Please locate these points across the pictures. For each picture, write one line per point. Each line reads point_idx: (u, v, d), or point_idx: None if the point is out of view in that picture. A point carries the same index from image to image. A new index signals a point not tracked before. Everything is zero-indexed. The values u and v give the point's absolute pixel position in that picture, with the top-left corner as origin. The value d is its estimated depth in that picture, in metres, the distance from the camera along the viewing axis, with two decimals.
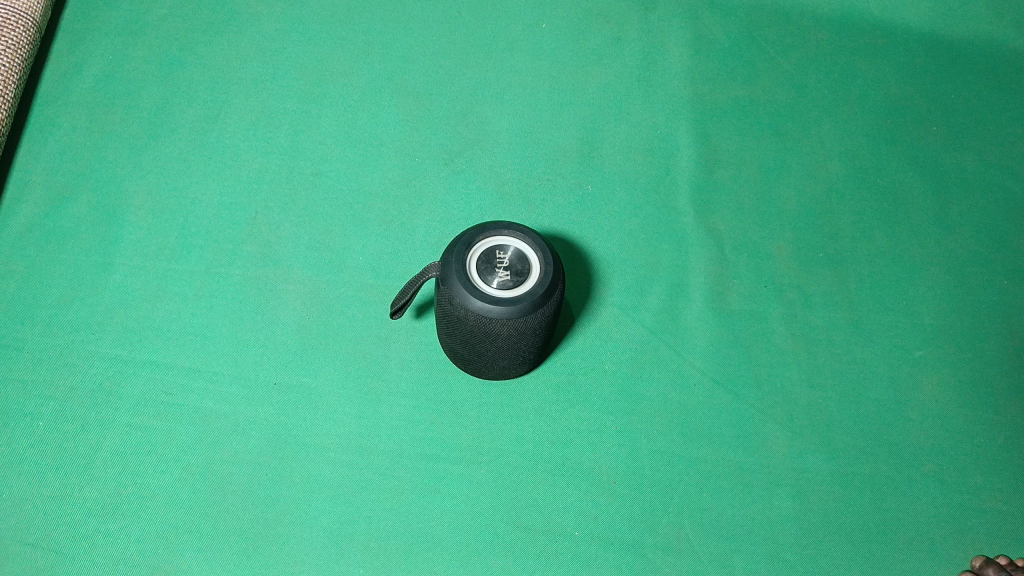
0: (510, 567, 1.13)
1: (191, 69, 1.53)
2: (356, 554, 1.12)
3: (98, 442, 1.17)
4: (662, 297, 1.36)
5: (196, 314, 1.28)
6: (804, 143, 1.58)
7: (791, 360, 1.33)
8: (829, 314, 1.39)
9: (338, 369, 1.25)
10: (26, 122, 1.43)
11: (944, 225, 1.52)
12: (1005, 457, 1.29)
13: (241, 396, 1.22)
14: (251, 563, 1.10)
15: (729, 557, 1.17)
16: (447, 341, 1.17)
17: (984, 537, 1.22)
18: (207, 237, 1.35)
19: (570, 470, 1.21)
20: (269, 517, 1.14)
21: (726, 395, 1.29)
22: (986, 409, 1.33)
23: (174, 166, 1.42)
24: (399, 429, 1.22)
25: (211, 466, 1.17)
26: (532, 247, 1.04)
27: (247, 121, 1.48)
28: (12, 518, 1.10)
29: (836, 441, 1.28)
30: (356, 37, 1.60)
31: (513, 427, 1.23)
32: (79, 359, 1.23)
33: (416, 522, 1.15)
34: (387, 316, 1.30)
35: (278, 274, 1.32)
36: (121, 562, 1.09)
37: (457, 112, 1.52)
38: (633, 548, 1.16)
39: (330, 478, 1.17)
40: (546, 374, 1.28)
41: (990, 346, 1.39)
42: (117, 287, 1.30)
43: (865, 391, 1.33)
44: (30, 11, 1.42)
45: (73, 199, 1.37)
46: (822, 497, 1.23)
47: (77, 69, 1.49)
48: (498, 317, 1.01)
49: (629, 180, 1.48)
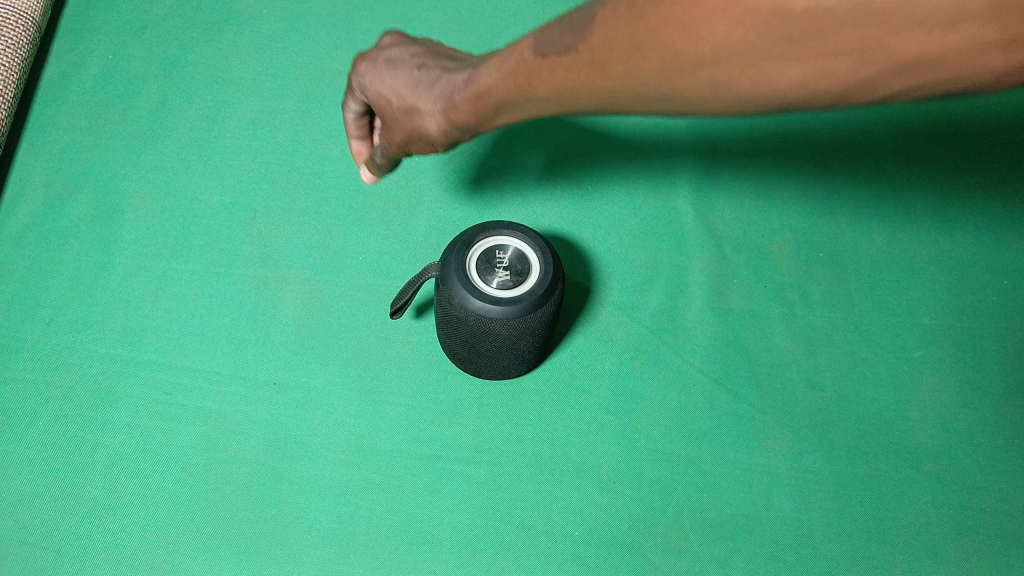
0: (509, 568, 1.13)
1: (190, 69, 1.53)
2: (355, 554, 1.12)
3: (98, 443, 1.17)
4: (661, 297, 1.36)
5: (196, 314, 1.28)
6: (805, 143, 1.57)
7: (790, 360, 1.33)
8: (829, 313, 1.38)
9: (338, 369, 1.25)
10: (26, 121, 1.43)
11: (945, 225, 1.51)
12: (1006, 456, 1.28)
13: (242, 395, 1.22)
14: (251, 562, 1.11)
15: (728, 558, 1.17)
16: (447, 341, 1.17)
17: (985, 537, 1.21)
18: (207, 236, 1.36)
19: (569, 471, 1.21)
20: (268, 516, 1.14)
21: (725, 396, 1.29)
22: (987, 410, 1.33)
23: (174, 166, 1.42)
24: (399, 429, 1.22)
25: (210, 467, 1.17)
26: (532, 246, 1.05)
27: (247, 121, 1.48)
28: (12, 518, 1.11)
29: (836, 441, 1.27)
30: (357, 37, 1.60)
31: (514, 426, 1.23)
32: (79, 358, 1.23)
33: (416, 522, 1.15)
34: (386, 316, 1.30)
35: (278, 274, 1.32)
36: (120, 562, 1.09)
37: None
38: (632, 547, 1.16)
39: (329, 479, 1.17)
40: (546, 375, 1.27)
41: (991, 346, 1.38)
42: (117, 286, 1.30)
43: (865, 392, 1.32)
44: (30, 11, 1.43)
45: (73, 200, 1.37)
46: (822, 497, 1.23)
47: (76, 70, 1.49)
48: (497, 316, 1.01)
49: (629, 179, 1.48)
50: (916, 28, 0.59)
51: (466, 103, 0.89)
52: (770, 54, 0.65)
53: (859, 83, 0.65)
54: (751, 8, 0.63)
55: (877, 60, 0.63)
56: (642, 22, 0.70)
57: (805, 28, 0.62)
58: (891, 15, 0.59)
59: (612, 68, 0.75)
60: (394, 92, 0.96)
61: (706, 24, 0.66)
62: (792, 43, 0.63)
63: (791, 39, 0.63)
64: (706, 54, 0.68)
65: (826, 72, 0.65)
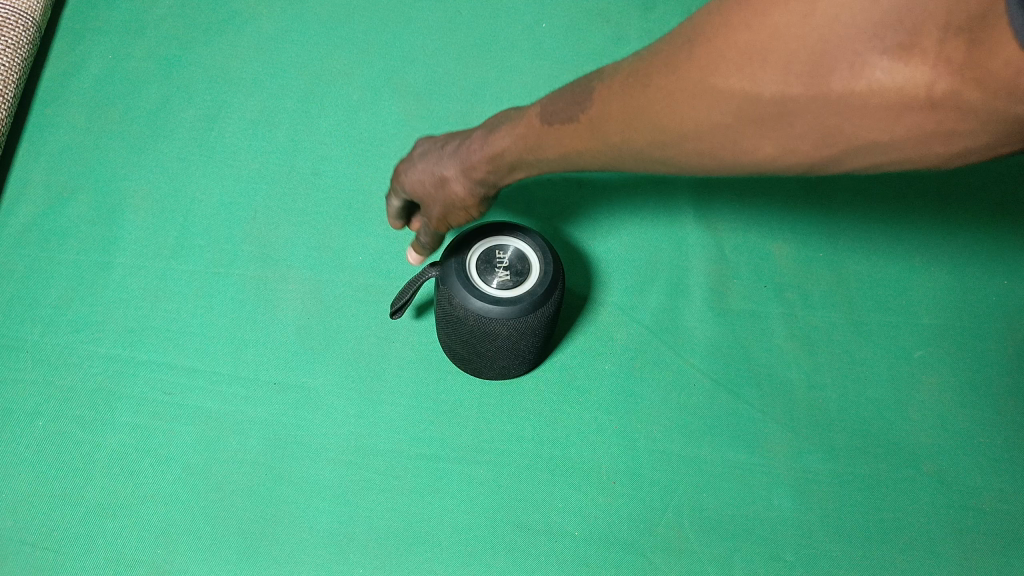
0: (510, 568, 1.13)
1: (190, 69, 1.53)
2: (356, 554, 1.12)
3: (98, 443, 1.17)
4: (661, 297, 1.36)
5: (195, 314, 1.28)
6: None
7: (790, 360, 1.33)
8: (829, 313, 1.38)
9: (338, 369, 1.25)
10: (26, 121, 1.43)
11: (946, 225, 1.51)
12: (1005, 457, 1.29)
13: (242, 396, 1.22)
14: (251, 562, 1.11)
15: (728, 558, 1.17)
16: (447, 341, 1.17)
17: (985, 537, 1.22)
18: (207, 236, 1.36)
19: (570, 471, 1.21)
20: (268, 516, 1.14)
21: (725, 396, 1.29)
22: (987, 410, 1.33)
23: (174, 166, 1.42)
24: (399, 429, 1.22)
25: (210, 467, 1.17)
26: (532, 246, 1.05)
27: (247, 121, 1.48)
28: (12, 518, 1.11)
29: (836, 441, 1.27)
30: (357, 37, 1.60)
31: (514, 426, 1.23)
32: (78, 358, 1.23)
33: (417, 522, 1.15)
34: (387, 316, 1.30)
35: (278, 274, 1.32)
36: (121, 562, 1.09)
37: (457, 112, 1.52)
38: (632, 548, 1.16)
39: (330, 479, 1.17)
40: (546, 375, 1.27)
41: (991, 346, 1.38)
42: (117, 286, 1.30)
43: (865, 392, 1.32)
44: (30, 11, 1.43)
45: (73, 200, 1.37)
46: (822, 497, 1.23)
47: (76, 70, 1.49)
48: (498, 316, 1.01)
49: (629, 179, 1.48)
50: (874, 119, 0.59)
51: (479, 165, 0.88)
52: (745, 133, 0.64)
53: (825, 158, 0.65)
54: (723, 93, 0.62)
55: (844, 141, 0.62)
56: (626, 97, 0.69)
57: (772, 114, 0.62)
58: (854, 107, 0.59)
59: (602, 140, 0.74)
60: (421, 166, 0.97)
61: (685, 106, 0.65)
62: (761, 125, 0.63)
63: (764, 122, 0.63)
64: (684, 132, 0.67)
65: (795, 149, 0.65)
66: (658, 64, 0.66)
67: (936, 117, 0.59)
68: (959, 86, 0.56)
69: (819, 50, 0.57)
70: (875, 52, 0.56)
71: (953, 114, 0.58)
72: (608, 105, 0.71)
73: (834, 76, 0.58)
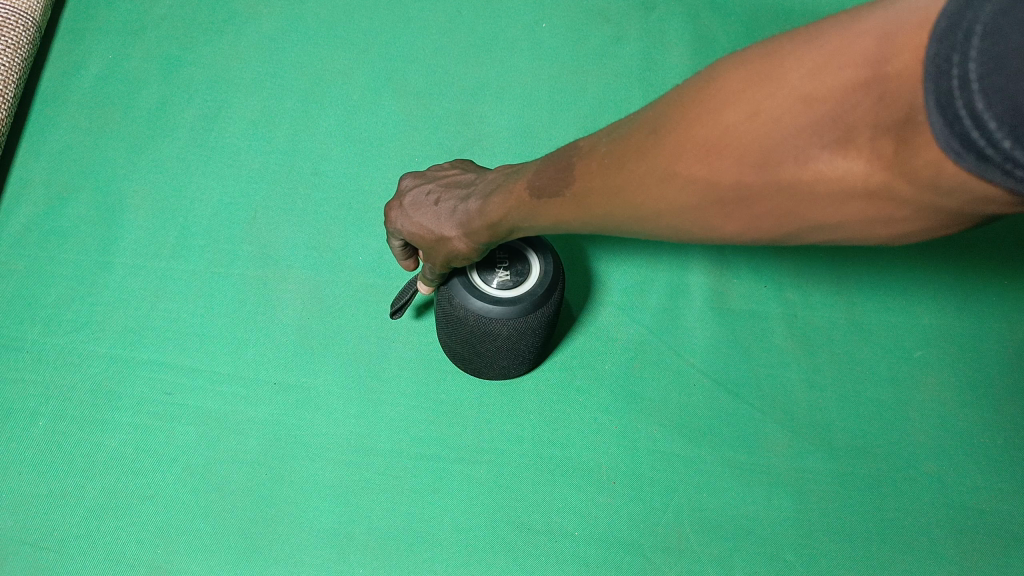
0: (509, 568, 1.14)
1: (190, 69, 1.53)
2: (356, 554, 1.13)
3: (98, 443, 1.17)
4: (661, 297, 1.36)
5: (195, 314, 1.28)
6: None
7: (790, 360, 1.33)
8: (830, 313, 1.38)
9: (338, 368, 1.25)
10: (26, 121, 1.43)
11: None
12: (1005, 456, 1.29)
13: (241, 395, 1.22)
14: (252, 562, 1.11)
15: (728, 558, 1.17)
16: (447, 340, 1.17)
17: (984, 537, 1.22)
18: (207, 236, 1.35)
19: (570, 471, 1.21)
20: (269, 517, 1.14)
21: (725, 396, 1.29)
22: (986, 410, 1.33)
23: (174, 166, 1.42)
24: (399, 429, 1.22)
25: (210, 467, 1.17)
26: (532, 246, 1.04)
27: (247, 121, 1.48)
28: (12, 518, 1.11)
29: (836, 441, 1.27)
30: (356, 37, 1.60)
31: (514, 426, 1.23)
32: (78, 358, 1.23)
33: (417, 522, 1.16)
34: (386, 316, 1.30)
35: (278, 274, 1.32)
36: (121, 562, 1.10)
37: (456, 111, 1.52)
38: (632, 548, 1.17)
39: (329, 478, 1.17)
40: (546, 375, 1.27)
41: (992, 346, 1.38)
42: (117, 286, 1.30)
43: (865, 392, 1.32)
44: (30, 11, 1.43)
45: (73, 199, 1.37)
46: (821, 498, 1.23)
47: (77, 70, 1.49)
48: (498, 316, 1.01)
49: None
50: (826, 206, 0.49)
51: (480, 229, 0.80)
52: (709, 215, 0.55)
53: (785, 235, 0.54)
54: (683, 179, 0.53)
55: (801, 226, 0.53)
56: (583, 178, 0.62)
57: (726, 201, 0.52)
58: (803, 195, 0.49)
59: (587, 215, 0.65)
60: (416, 217, 0.89)
61: (653, 189, 0.56)
62: (718, 210, 0.53)
63: (712, 211, 0.54)
64: (633, 215, 0.60)
65: (754, 231, 0.55)
66: (608, 148, 0.60)
67: (898, 211, 0.49)
68: (910, 184, 0.45)
69: (765, 144, 0.48)
70: (813, 146, 0.46)
71: (908, 204, 0.48)
72: (564, 184, 0.65)
73: (777, 168, 0.48)
